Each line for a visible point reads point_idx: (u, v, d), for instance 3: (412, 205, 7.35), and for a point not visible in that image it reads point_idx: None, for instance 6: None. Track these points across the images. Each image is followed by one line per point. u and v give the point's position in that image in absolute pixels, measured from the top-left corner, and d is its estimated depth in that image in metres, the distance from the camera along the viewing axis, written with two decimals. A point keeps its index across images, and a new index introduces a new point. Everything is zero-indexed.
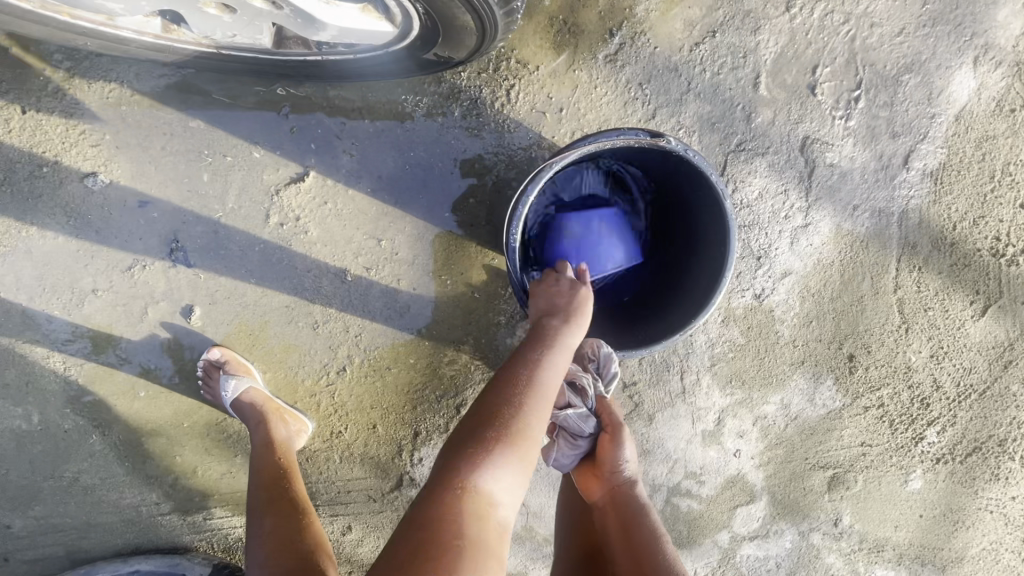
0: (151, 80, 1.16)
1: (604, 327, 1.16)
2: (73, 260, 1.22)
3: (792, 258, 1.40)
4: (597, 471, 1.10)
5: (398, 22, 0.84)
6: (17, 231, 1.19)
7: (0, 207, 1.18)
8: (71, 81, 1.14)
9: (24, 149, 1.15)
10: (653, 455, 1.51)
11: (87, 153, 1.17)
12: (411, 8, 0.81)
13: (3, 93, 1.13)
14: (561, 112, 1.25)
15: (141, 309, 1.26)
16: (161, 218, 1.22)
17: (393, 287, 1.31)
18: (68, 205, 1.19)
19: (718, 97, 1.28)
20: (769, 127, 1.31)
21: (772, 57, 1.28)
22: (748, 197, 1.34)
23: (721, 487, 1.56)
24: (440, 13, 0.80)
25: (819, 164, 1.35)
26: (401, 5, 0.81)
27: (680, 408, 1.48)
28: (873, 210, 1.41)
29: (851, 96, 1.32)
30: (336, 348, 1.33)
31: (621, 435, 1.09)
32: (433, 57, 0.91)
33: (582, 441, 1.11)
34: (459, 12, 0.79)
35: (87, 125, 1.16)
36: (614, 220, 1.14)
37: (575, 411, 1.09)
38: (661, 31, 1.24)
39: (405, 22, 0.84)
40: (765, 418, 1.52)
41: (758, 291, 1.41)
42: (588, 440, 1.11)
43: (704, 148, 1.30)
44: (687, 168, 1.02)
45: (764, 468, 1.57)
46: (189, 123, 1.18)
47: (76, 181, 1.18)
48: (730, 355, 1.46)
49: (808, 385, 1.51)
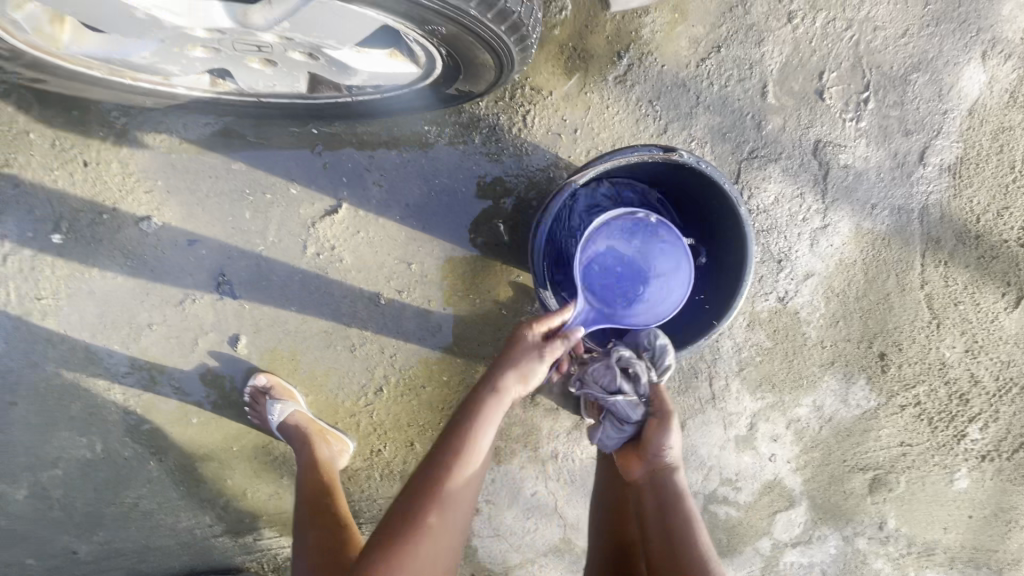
0: (197, 129, 1.26)
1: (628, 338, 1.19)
2: (131, 297, 1.32)
3: (813, 259, 1.42)
4: (640, 452, 1.08)
5: (427, 65, 0.91)
6: (81, 274, 1.30)
7: (64, 253, 1.28)
8: (127, 135, 1.25)
9: (86, 199, 1.26)
10: (686, 462, 1.52)
11: (142, 199, 1.28)
12: (435, 51, 0.86)
13: (66, 149, 1.24)
14: (576, 132, 1.31)
15: (192, 340, 1.35)
16: (209, 255, 1.31)
17: (424, 308, 1.37)
18: (126, 247, 1.29)
19: (727, 108, 1.32)
20: (780, 133, 1.34)
21: (777, 67, 1.32)
22: (764, 203, 1.37)
23: (759, 494, 1.56)
24: (462, 55, 0.86)
25: (833, 165, 1.38)
26: (425, 50, 0.86)
27: (711, 414, 1.49)
28: (892, 208, 1.42)
29: (860, 98, 1.35)
30: (373, 369, 1.39)
31: (670, 422, 1.05)
32: (453, 91, 0.99)
33: (628, 427, 1.08)
34: (478, 51, 0.85)
35: (142, 173, 1.27)
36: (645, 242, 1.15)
37: (626, 400, 1.04)
38: (667, 50, 1.29)
39: (434, 65, 0.91)
40: (799, 421, 1.52)
41: (782, 294, 1.43)
42: (634, 426, 1.07)
43: (716, 158, 1.34)
44: (701, 179, 1.06)
45: (801, 472, 1.56)
46: (232, 166, 1.28)
47: (133, 226, 1.28)
48: (758, 359, 1.47)
49: (840, 386, 1.50)
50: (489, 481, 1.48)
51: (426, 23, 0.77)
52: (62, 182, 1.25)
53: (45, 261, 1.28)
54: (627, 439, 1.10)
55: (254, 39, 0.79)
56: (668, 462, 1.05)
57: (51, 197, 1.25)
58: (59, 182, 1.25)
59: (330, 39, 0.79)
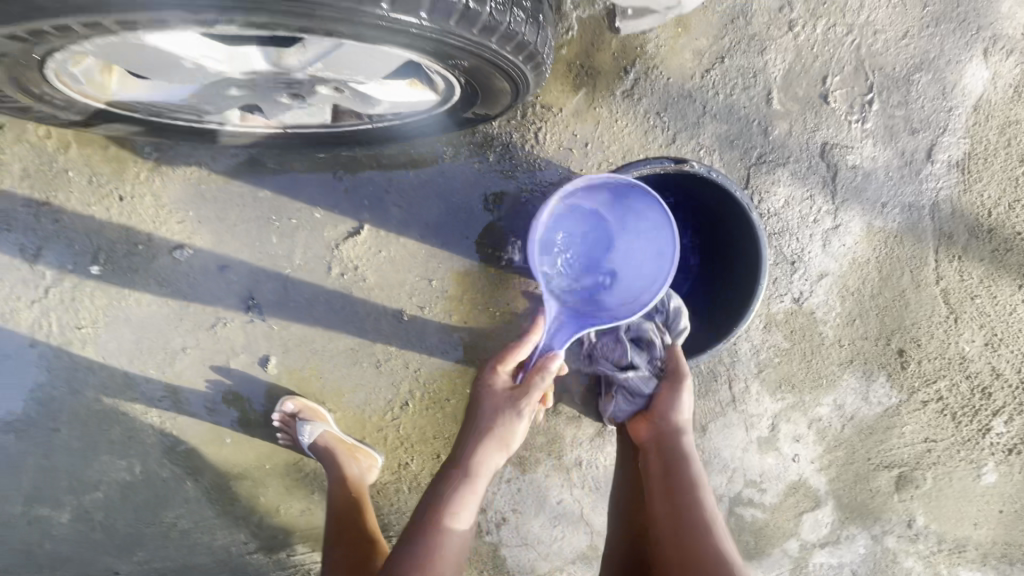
0: (224, 160, 1.32)
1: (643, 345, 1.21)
2: (166, 323, 1.37)
3: (826, 259, 1.44)
4: (648, 415, 1.14)
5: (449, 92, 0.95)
6: (118, 302, 1.36)
7: (102, 283, 1.34)
8: (159, 168, 1.31)
9: (122, 231, 1.32)
10: (710, 465, 1.53)
11: (174, 229, 1.33)
12: (454, 80, 0.90)
13: (102, 185, 1.30)
14: (587, 146, 1.35)
15: (224, 362, 1.40)
16: (238, 280, 1.36)
17: (446, 323, 1.42)
18: (160, 275, 1.35)
19: (733, 116, 1.36)
20: (787, 138, 1.37)
21: (781, 74, 1.35)
22: (775, 206, 1.39)
23: (785, 494, 1.56)
24: (479, 82, 0.90)
25: (841, 166, 1.40)
26: (445, 79, 0.90)
27: (732, 417, 1.50)
28: (903, 206, 1.43)
29: (864, 100, 1.38)
30: (399, 384, 1.43)
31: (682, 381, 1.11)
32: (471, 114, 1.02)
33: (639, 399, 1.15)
34: (494, 77, 0.89)
35: (173, 204, 1.33)
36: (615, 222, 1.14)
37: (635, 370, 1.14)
38: (672, 62, 1.33)
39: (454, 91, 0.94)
40: (821, 421, 1.53)
41: (797, 295, 1.44)
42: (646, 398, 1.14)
43: (725, 165, 1.37)
44: (712, 188, 1.08)
45: (826, 472, 1.56)
46: (258, 194, 1.34)
47: (166, 255, 1.34)
48: (776, 360, 1.48)
49: (860, 384, 1.51)
50: (516, 490, 1.51)
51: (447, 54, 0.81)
52: (100, 216, 1.31)
53: (85, 291, 1.34)
54: (637, 410, 1.16)
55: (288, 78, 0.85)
56: (678, 424, 1.10)
57: (89, 231, 1.31)
58: (97, 216, 1.31)
59: (357, 74, 0.84)
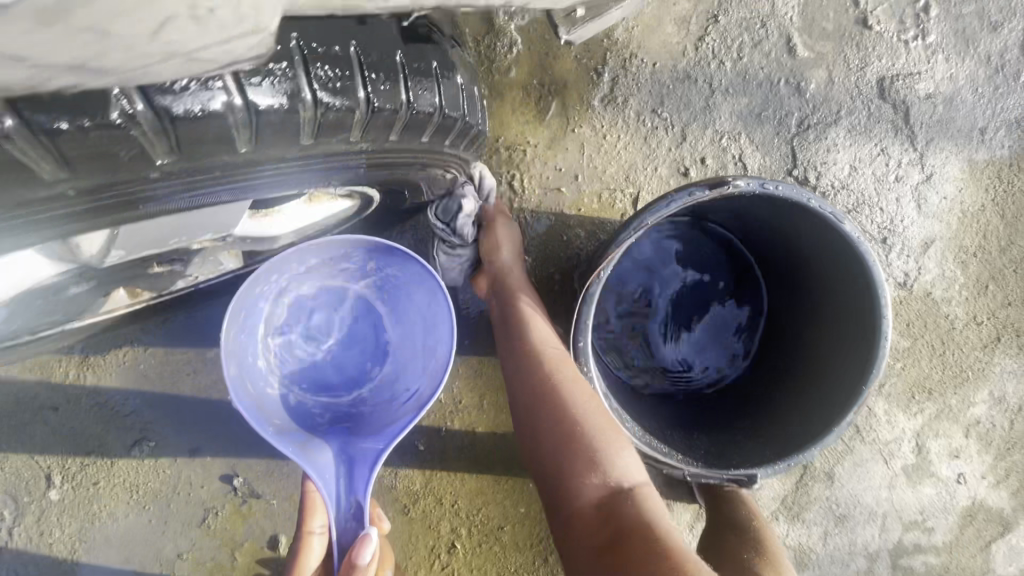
0: (161, 328, 1.11)
1: (712, 413, 0.86)
2: (150, 530, 1.14)
3: (926, 222, 1.08)
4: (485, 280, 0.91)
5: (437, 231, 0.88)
6: (91, 521, 1.13)
7: (68, 505, 1.13)
8: (87, 360, 1.11)
9: (71, 442, 1.11)
10: (852, 519, 1.16)
11: (129, 423, 1.12)
12: (359, 188, 0.69)
13: (34, 398, 1.10)
14: (578, 178, 1.03)
15: (229, 557, 1.15)
16: (216, 458, 1.14)
17: (469, 436, 1.16)
18: (129, 478, 1.13)
19: (751, 83, 1.03)
20: (829, 88, 1.04)
21: (796, 12, 1.03)
22: (840, 177, 1.05)
23: (959, 527, 1.18)
24: (409, 176, 0.71)
25: (911, 101, 1.05)
26: (349, 190, 0.69)
27: (863, 451, 1.15)
28: (1010, 123, 1.08)
29: (917, 8, 1.04)
30: (437, 526, 1.15)
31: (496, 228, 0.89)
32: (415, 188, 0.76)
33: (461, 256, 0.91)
34: (426, 163, 0.71)
35: (118, 395, 1.12)
36: (388, 355, 0.76)
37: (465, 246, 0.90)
38: (652, 43, 1.02)
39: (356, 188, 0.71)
40: (980, 423, 1.16)
41: (901, 278, 1.09)
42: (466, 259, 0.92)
43: (761, 147, 1.04)
44: (763, 202, 0.74)
45: (1005, 485, 1.18)
46: (208, 354, 1.13)
47: (126, 453, 1.13)
48: (898, 366, 1.12)
49: (1019, 364, 1.14)
50: None
51: (328, 125, 0.54)
52: (42, 432, 1.11)
53: (50, 521, 1.12)
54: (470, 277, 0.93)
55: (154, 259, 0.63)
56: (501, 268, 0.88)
57: (35, 450, 1.11)
58: (38, 432, 1.11)
59: (231, 238, 0.66)
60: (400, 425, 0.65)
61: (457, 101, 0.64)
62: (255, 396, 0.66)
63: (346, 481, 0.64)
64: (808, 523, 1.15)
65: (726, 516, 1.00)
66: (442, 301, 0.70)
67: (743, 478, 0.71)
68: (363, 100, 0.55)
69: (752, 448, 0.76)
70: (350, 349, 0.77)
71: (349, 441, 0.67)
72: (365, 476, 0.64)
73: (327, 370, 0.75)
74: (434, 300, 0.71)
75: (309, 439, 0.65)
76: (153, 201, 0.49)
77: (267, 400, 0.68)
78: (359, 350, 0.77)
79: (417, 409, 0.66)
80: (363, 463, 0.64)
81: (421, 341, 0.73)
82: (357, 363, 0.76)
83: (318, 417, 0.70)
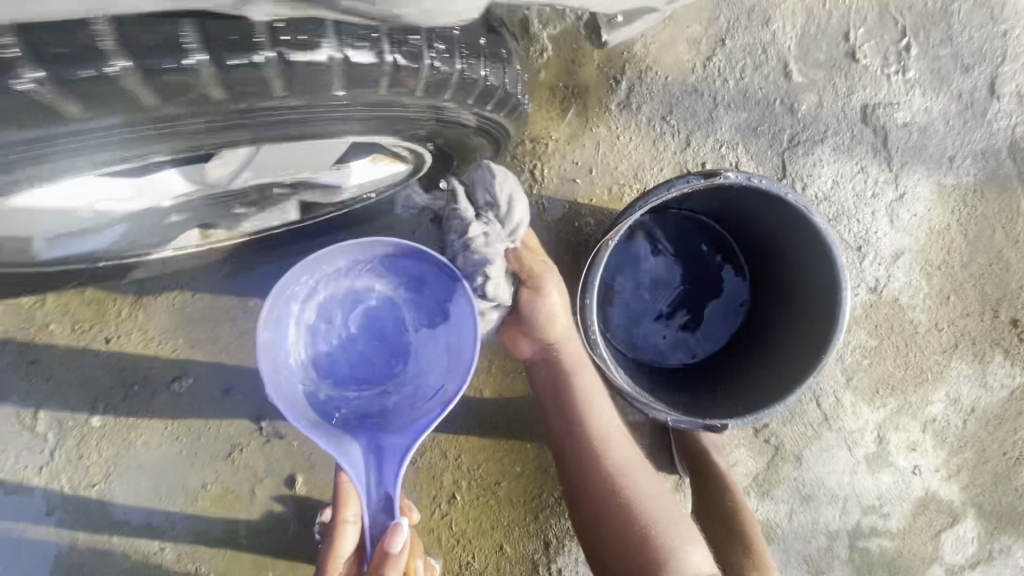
0: (208, 277, 1.23)
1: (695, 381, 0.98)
2: (180, 460, 1.25)
3: (898, 236, 1.22)
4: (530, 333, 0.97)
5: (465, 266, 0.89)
6: (127, 448, 1.24)
7: (108, 432, 1.24)
8: (140, 300, 1.22)
9: (117, 374, 1.23)
10: (816, 499, 1.28)
11: (170, 361, 1.24)
12: (420, 147, 0.80)
13: (88, 330, 1.21)
14: (592, 172, 1.16)
15: (249, 492, 1.26)
16: (246, 398, 1.26)
17: (476, 398, 1.28)
18: (165, 411, 1.24)
19: (751, 100, 1.17)
20: (818, 110, 1.18)
21: (794, 41, 1.17)
22: (823, 190, 1.19)
23: (913, 515, 1.30)
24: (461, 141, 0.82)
25: (890, 127, 1.20)
26: (410, 148, 0.80)
27: (829, 438, 1.27)
28: (976, 153, 1.22)
29: (899, 47, 1.19)
30: (440, 478, 1.27)
31: (545, 284, 0.93)
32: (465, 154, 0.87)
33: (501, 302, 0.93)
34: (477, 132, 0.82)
35: (163, 335, 1.23)
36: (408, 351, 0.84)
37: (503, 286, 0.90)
38: (666, 58, 1.16)
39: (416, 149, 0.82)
40: (936, 421, 1.28)
41: (872, 283, 1.22)
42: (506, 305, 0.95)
43: (755, 158, 1.18)
44: (747, 195, 0.88)
45: (956, 480, 1.31)
46: (249, 304, 1.25)
47: (165, 388, 1.24)
48: (865, 362, 1.25)
49: (974, 370, 1.27)
50: None
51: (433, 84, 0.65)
52: (92, 363, 1.22)
53: (89, 445, 1.23)
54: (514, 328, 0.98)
55: (242, 195, 0.76)
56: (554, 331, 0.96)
57: (84, 379, 1.22)
58: (88, 362, 1.22)
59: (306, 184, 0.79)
60: (423, 423, 0.75)
61: (516, 82, 0.76)
62: (285, 386, 0.75)
63: (377, 476, 0.74)
64: (776, 500, 1.27)
65: (719, 509, 1.15)
66: (468, 307, 0.79)
67: (717, 424, 0.84)
68: (457, 70, 0.65)
69: (727, 407, 0.89)
70: (369, 344, 0.84)
71: (378, 436, 0.76)
72: (394, 472, 0.75)
73: (350, 361, 0.83)
74: (456, 300, 0.80)
75: (342, 434, 0.75)
76: (302, 126, 0.61)
77: (297, 395, 0.77)
78: (386, 347, 0.85)
79: (440, 407, 0.76)
80: (392, 459, 0.75)
81: (443, 343, 0.82)
82: (379, 357, 0.84)
83: (346, 413, 0.79)
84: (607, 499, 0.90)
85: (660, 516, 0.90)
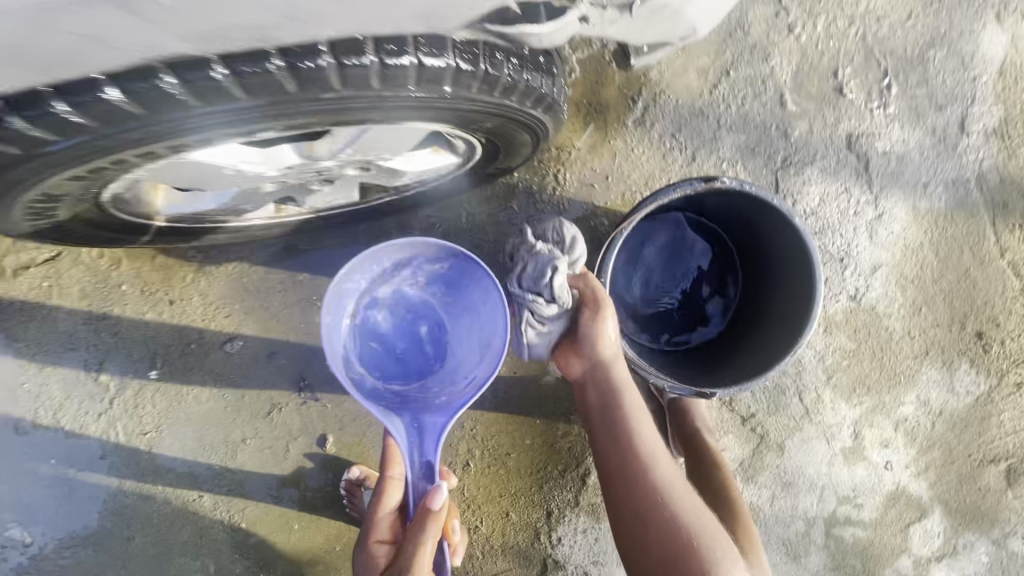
0: (263, 253, 1.39)
1: (692, 361, 1.13)
2: (225, 415, 1.39)
3: (877, 251, 1.37)
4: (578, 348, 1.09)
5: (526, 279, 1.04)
6: (178, 401, 1.38)
7: (163, 385, 1.38)
8: (202, 269, 1.38)
9: (176, 333, 1.38)
10: (796, 486, 1.41)
11: (224, 324, 1.39)
12: (476, 139, 0.96)
13: (154, 293, 1.37)
14: (608, 179, 1.33)
15: (284, 448, 1.40)
16: (288, 363, 1.41)
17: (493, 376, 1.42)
18: (216, 369, 1.39)
19: (750, 124, 1.34)
20: (809, 136, 1.35)
21: (790, 75, 1.34)
22: (811, 206, 1.35)
23: (884, 507, 1.43)
24: (511, 137, 0.98)
25: (871, 155, 1.36)
26: (469, 139, 0.95)
27: (810, 431, 1.40)
28: (947, 182, 1.38)
29: (882, 85, 1.36)
30: (456, 446, 1.40)
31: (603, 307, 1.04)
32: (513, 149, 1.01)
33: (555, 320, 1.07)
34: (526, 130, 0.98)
35: (220, 301, 1.38)
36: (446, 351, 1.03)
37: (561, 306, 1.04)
38: (677, 84, 1.33)
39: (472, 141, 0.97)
40: (907, 421, 1.42)
41: (853, 291, 1.37)
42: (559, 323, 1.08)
43: (752, 175, 1.34)
44: (742, 199, 1.03)
45: (924, 477, 1.44)
46: (297, 278, 1.40)
47: (217, 349, 1.39)
48: (844, 363, 1.39)
49: (942, 376, 1.41)
50: (593, 540, 1.45)
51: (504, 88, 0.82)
52: (155, 322, 1.37)
53: (146, 396, 1.37)
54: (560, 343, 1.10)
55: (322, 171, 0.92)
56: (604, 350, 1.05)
57: (147, 335, 1.37)
58: (151, 321, 1.37)
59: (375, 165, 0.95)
60: (459, 400, 0.90)
61: (560, 90, 0.94)
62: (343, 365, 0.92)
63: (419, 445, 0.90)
64: (759, 484, 1.40)
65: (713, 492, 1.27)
66: (497, 298, 0.94)
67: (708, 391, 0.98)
68: (524, 79, 0.83)
69: (718, 381, 1.04)
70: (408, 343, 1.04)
71: (420, 414, 0.92)
72: (433, 443, 0.90)
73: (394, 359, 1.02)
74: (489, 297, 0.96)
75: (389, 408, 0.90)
76: (398, 113, 0.77)
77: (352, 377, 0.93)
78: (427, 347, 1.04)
79: (474, 388, 0.91)
80: (431, 431, 0.90)
81: (477, 339, 0.99)
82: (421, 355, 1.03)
83: (392, 396, 0.95)
84: (648, 507, 0.97)
85: (697, 523, 0.97)
